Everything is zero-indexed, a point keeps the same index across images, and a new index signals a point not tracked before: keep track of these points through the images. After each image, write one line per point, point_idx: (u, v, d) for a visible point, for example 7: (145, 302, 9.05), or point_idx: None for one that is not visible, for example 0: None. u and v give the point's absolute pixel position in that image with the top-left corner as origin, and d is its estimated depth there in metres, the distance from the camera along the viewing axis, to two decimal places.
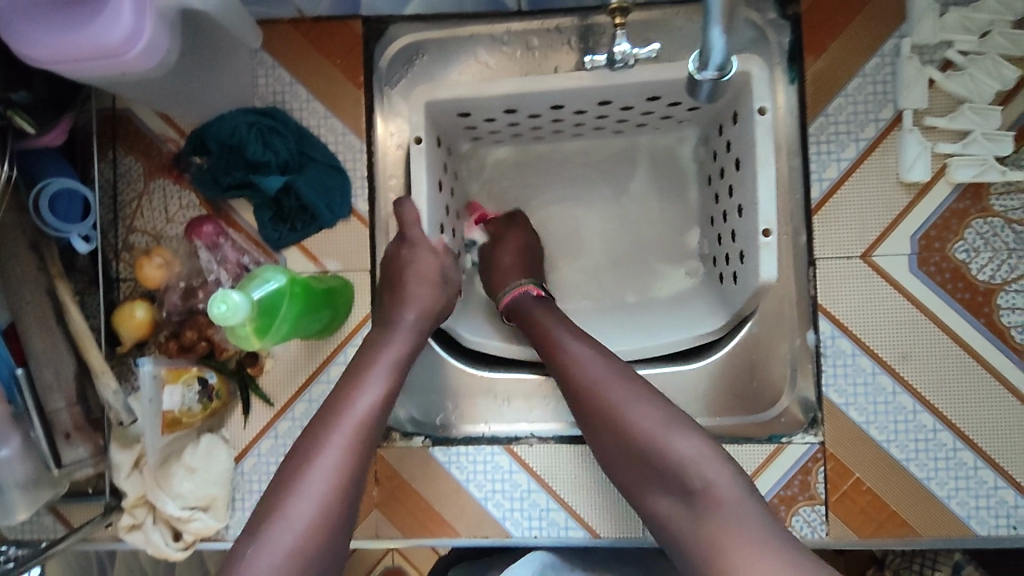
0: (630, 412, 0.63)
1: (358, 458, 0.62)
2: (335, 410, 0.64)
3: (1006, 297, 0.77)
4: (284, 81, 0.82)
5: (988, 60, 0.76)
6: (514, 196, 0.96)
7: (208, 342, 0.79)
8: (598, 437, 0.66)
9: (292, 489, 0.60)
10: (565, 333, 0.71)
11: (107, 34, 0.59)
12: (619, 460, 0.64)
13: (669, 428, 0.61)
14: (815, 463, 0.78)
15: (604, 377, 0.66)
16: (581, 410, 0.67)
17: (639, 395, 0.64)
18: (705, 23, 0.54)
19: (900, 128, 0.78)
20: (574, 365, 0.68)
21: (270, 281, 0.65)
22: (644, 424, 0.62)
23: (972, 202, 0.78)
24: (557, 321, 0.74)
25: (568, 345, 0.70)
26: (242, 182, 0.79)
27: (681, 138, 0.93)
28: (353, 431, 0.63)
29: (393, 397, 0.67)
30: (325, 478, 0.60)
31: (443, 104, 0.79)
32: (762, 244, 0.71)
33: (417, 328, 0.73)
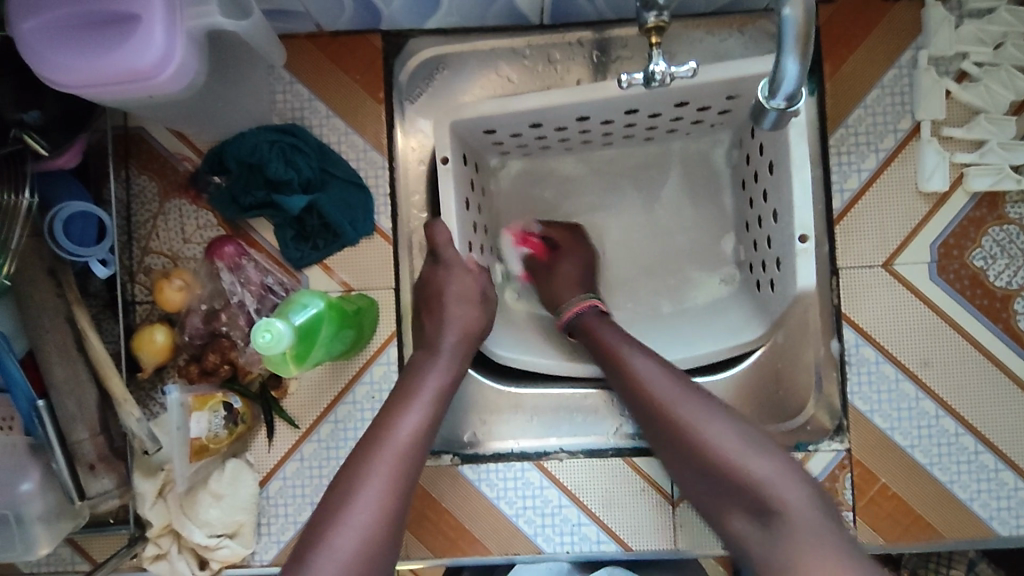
0: (698, 426, 0.63)
1: (398, 484, 0.61)
2: (375, 439, 0.63)
3: (1023, 302, 0.79)
4: (303, 97, 0.80)
5: (1003, 72, 0.77)
6: (532, 208, 0.95)
7: (232, 365, 0.76)
8: (668, 450, 0.66)
9: (332, 518, 0.59)
10: (633, 353, 0.73)
11: (140, 56, 0.58)
12: (690, 474, 0.64)
13: (745, 447, 0.61)
14: (842, 470, 0.79)
15: (675, 394, 0.66)
16: (651, 423, 0.68)
17: (707, 408, 0.64)
18: (778, 56, 0.50)
19: (919, 138, 0.79)
20: (645, 386, 0.69)
21: (308, 306, 0.63)
22: (711, 439, 0.62)
23: (988, 210, 0.79)
24: (626, 342, 0.75)
25: (640, 366, 0.71)
26: (263, 202, 0.78)
27: (715, 145, 0.93)
28: (394, 455, 0.62)
29: (429, 422, 0.66)
30: (364, 503, 0.59)
31: (467, 121, 0.78)
32: (799, 250, 0.74)
33: (451, 348, 0.72)
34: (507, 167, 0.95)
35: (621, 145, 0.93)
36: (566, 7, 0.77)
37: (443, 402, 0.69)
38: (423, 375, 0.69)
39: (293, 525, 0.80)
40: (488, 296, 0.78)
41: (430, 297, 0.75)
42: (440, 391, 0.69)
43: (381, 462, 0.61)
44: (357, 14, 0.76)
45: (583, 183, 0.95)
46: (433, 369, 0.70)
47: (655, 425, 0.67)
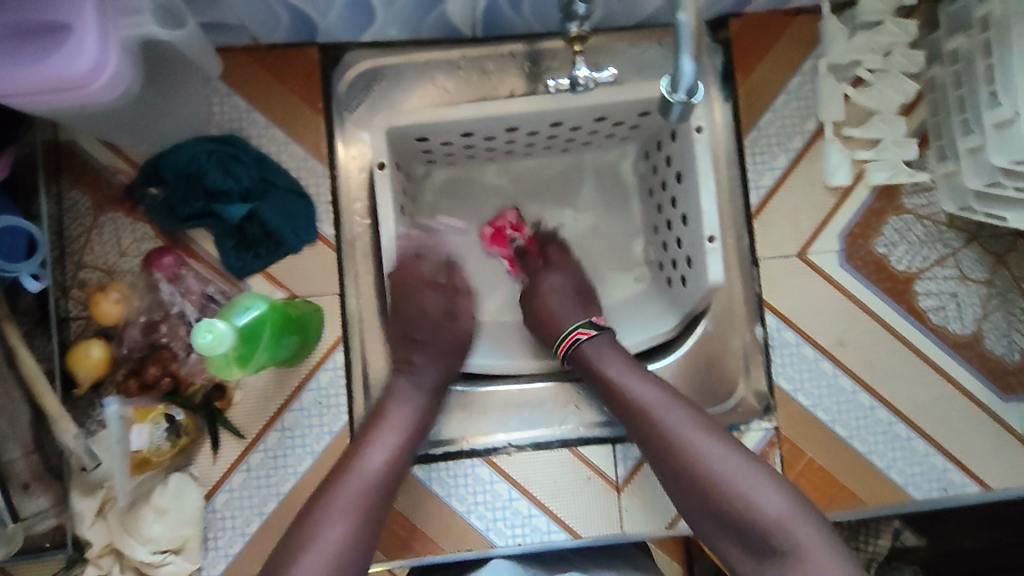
0: (706, 456, 0.66)
1: (372, 498, 0.67)
2: (344, 471, 0.69)
3: (922, 284, 0.87)
4: (240, 108, 0.81)
5: (892, 77, 0.85)
6: (472, 214, 0.98)
7: (173, 376, 0.76)
8: (669, 474, 0.69)
9: (309, 522, 0.64)
10: (634, 379, 0.76)
11: (70, 66, 0.58)
12: (686, 497, 0.67)
13: (750, 482, 0.63)
14: (772, 447, 0.85)
15: (676, 419, 0.70)
16: (652, 450, 0.71)
17: (712, 439, 0.68)
18: (676, 54, 0.55)
19: (823, 139, 0.87)
20: (646, 410, 0.73)
21: (250, 308, 0.63)
22: (725, 471, 0.65)
23: (887, 202, 0.87)
24: (623, 364, 0.78)
25: (637, 390, 0.75)
26: (202, 212, 0.78)
27: (623, 156, 0.98)
28: (371, 469, 0.69)
29: (394, 456, 0.71)
30: (340, 510, 0.65)
31: (404, 128, 0.81)
32: (708, 249, 0.79)
33: (424, 375, 0.79)
34: (433, 175, 0.97)
35: (540, 156, 0.97)
36: (496, 20, 0.81)
37: (413, 434, 0.75)
38: (396, 394, 0.77)
39: (241, 538, 0.79)
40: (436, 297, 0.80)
41: (401, 307, 0.81)
42: (422, 410, 0.77)
43: (359, 477, 0.68)
44: (293, 28, 0.78)
45: (506, 192, 0.98)
46: (415, 386, 0.78)
47: (655, 451, 0.70)
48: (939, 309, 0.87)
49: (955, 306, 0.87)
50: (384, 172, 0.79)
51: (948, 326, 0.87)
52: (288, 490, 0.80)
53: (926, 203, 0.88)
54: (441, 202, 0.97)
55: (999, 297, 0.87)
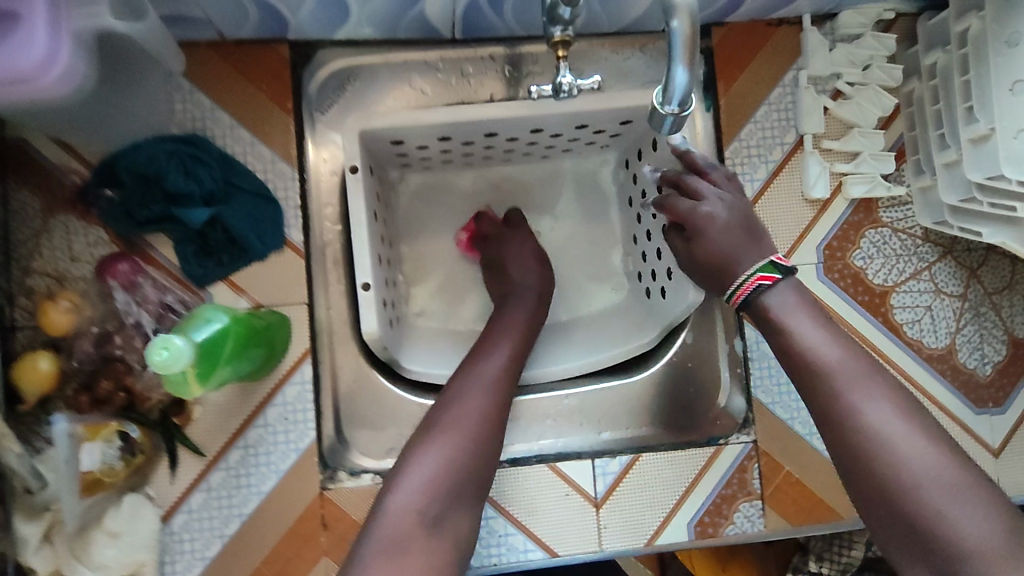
0: (867, 418, 0.56)
1: (486, 421, 0.68)
2: (449, 408, 0.67)
3: (898, 297, 0.87)
4: (204, 106, 0.77)
5: (871, 90, 0.85)
6: (444, 219, 0.95)
7: (128, 391, 0.72)
8: (828, 440, 0.59)
9: (416, 448, 0.65)
10: (798, 325, 0.63)
11: (17, 58, 0.53)
12: (872, 497, 0.56)
13: (954, 498, 0.52)
14: (750, 461, 0.84)
15: (863, 393, 0.57)
16: (812, 403, 0.61)
17: (876, 397, 0.57)
18: (668, 63, 0.52)
19: (803, 151, 0.86)
20: (818, 363, 0.60)
21: (211, 322, 0.59)
22: (879, 433, 0.56)
23: (865, 215, 0.87)
24: (807, 309, 0.64)
25: (814, 346, 0.61)
26: (161, 216, 0.73)
27: (602, 163, 0.96)
28: (496, 384, 0.72)
29: (501, 386, 0.72)
30: (458, 428, 0.66)
31: (378, 132, 0.78)
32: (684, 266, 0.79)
33: (518, 311, 0.83)
34: (408, 180, 0.94)
35: (519, 162, 0.95)
36: (476, 22, 0.78)
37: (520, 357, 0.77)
38: (516, 311, 0.83)
39: (201, 561, 0.75)
40: None
41: (500, 258, 0.89)
42: (518, 337, 0.80)
43: (479, 398, 0.69)
44: (262, 23, 0.74)
45: (482, 198, 0.96)
46: (519, 307, 0.84)
47: (820, 410, 0.60)
48: (914, 323, 0.87)
49: (929, 319, 0.87)
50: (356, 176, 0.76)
51: (922, 339, 0.87)
52: (252, 510, 0.76)
53: (903, 216, 0.88)
54: (416, 209, 0.94)
55: (972, 311, 0.88)
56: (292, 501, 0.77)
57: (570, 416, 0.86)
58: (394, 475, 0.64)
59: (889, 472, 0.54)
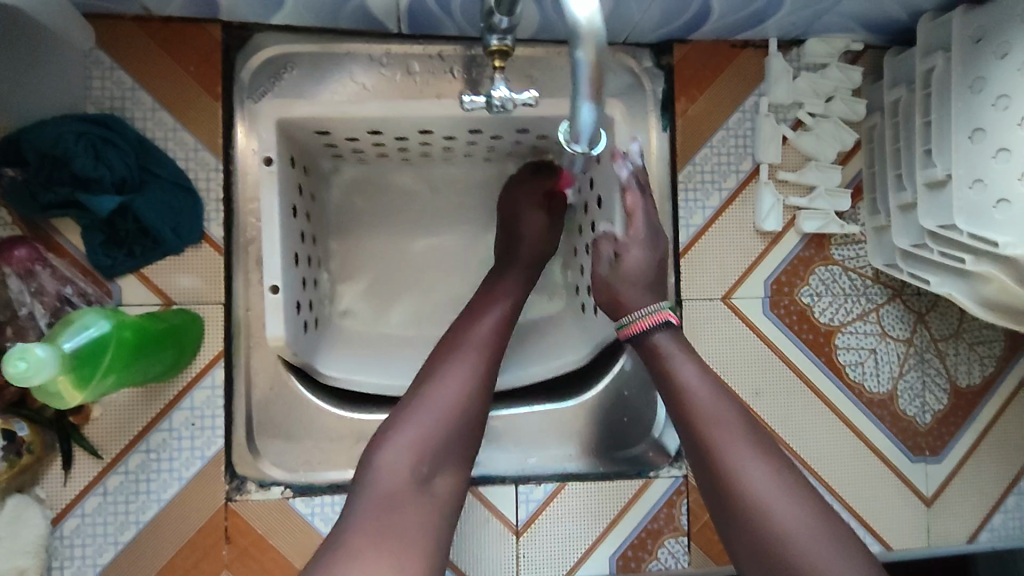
0: (740, 470, 0.60)
1: (476, 391, 0.66)
2: (444, 366, 0.67)
3: (843, 338, 0.85)
4: (124, 85, 0.72)
5: (831, 124, 0.83)
6: (378, 217, 0.92)
7: (19, 386, 0.67)
8: (709, 491, 0.62)
9: (410, 403, 0.64)
10: (682, 365, 0.66)
11: None
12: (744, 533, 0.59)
13: (813, 533, 0.57)
14: (679, 496, 0.81)
15: (732, 435, 0.61)
16: (693, 454, 0.63)
17: (749, 451, 0.61)
18: (574, 96, 0.48)
19: (757, 180, 0.83)
20: (696, 404, 0.64)
21: (89, 328, 0.54)
22: (750, 484, 0.59)
23: (816, 251, 0.85)
24: (688, 353, 0.68)
25: (693, 385, 0.64)
26: (65, 201, 0.68)
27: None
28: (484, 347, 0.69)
29: (495, 347, 0.71)
30: (449, 390, 0.65)
31: (301, 120, 0.76)
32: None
33: (512, 281, 0.80)
34: (342, 172, 0.90)
35: (461, 164, 0.91)
36: (423, 18, 0.74)
37: (512, 324, 0.75)
38: (507, 285, 0.79)
39: (92, 569, 0.71)
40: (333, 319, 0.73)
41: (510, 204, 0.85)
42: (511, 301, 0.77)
43: (470, 362, 0.67)
44: (189, 2, 0.69)
45: (420, 199, 0.93)
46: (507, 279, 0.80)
47: (699, 462, 0.63)
48: (857, 365, 0.85)
49: (873, 362, 0.86)
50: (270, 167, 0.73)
51: (864, 382, 0.85)
52: (150, 518, 0.72)
53: (855, 255, 0.86)
54: (349, 202, 0.91)
55: (917, 356, 0.87)
56: (193, 512, 0.72)
57: (499, 436, 0.82)
58: (381, 435, 0.62)
59: (763, 520, 0.58)
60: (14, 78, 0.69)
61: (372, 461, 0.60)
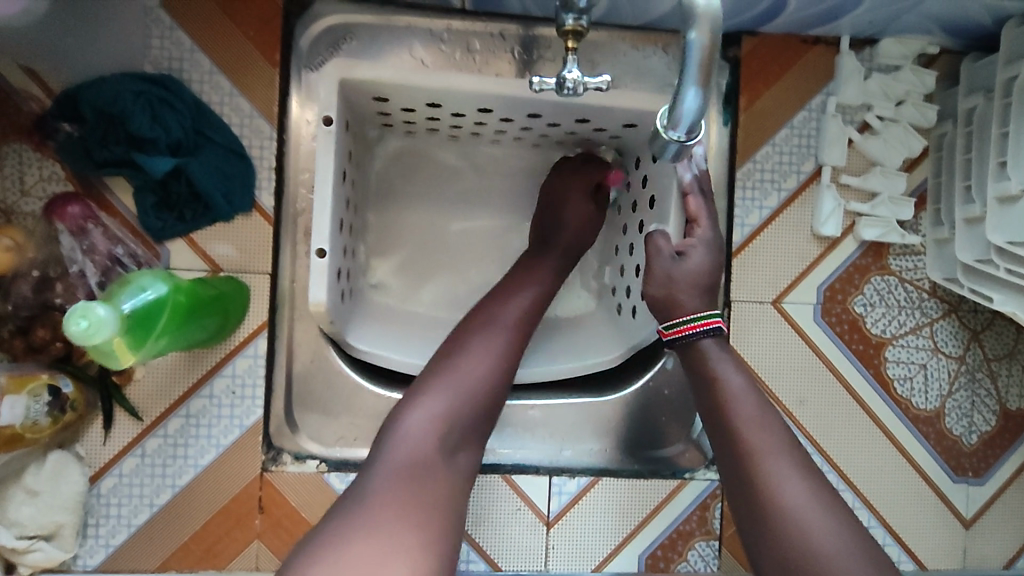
0: (782, 486, 0.58)
1: (506, 357, 0.67)
2: (461, 343, 0.67)
3: (893, 351, 0.83)
4: (183, 46, 0.71)
5: (900, 128, 0.80)
6: (423, 196, 0.90)
7: (66, 342, 0.67)
8: (741, 504, 0.60)
9: (439, 372, 0.64)
10: (727, 373, 0.64)
11: None
12: (768, 552, 0.57)
13: (847, 561, 0.54)
14: (713, 499, 0.80)
15: (769, 450, 0.60)
16: (730, 465, 0.61)
17: (790, 467, 0.59)
18: (680, 82, 0.47)
19: (819, 183, 0.81)
20: (734, 417, 0.62)
21: (144, 290, 0.54)
22: (792, 500, 0.57)
23: (873, 260, 0.82)
24: (733, 364, 0.66)
25: (735, 396, 0.63)
26: (120, 159, 0.67)
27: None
28: (516, 334, 0.70)
29: (523, 319, 0.72)
30: (471, 363, 0.65)
31: (362, 83, 0.74)
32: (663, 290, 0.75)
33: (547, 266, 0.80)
34: (386, 143, 0.89)
35: (508, 145, 0.89)
36: None
37: (541, 305, 0.76)
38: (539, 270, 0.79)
39: (126, 528, 0.71)
40: None
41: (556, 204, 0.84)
42: (540, 291, 0.77)
43: (498, 339, 0.68)
44: None
45: (463, 177, 0.91)
46: (541, 264, 0.80)
47: (736, 472, 0.61)
48: (906, 379, 0.83)
49: (922, 378, 0.83)
50: (329, 129, 0.71)
51: (912, 399, 0.83)
52: (186, 482, 0.72)
53: (913, 267, 0.83)
54: (392, 173, 0.89)
55: (968, 374, 0.84)
56: (229, 479, 0.73)
57: (534, 427, 0.81)
58: (414, 394, 0.63)
59: (801, 537, 0.56)
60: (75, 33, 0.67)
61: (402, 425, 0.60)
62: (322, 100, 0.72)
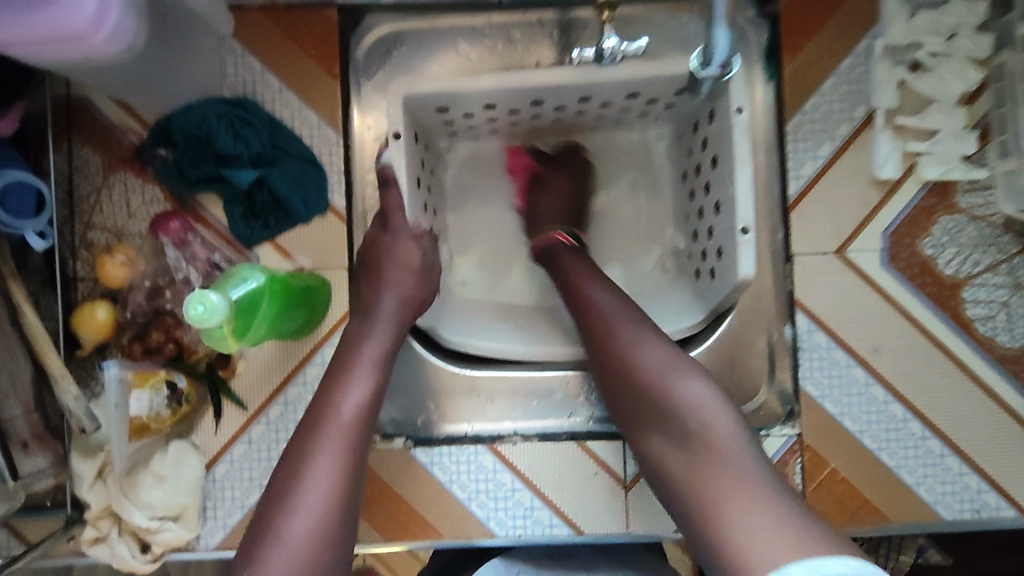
0: (635, 349, 0.67)
1: (355, 465, 0.60)
2: (316, 420, 0.61)
3: (970, 291, 0.80)
4: (255, 70, 0.78)
5: (955, 62, 0.79)
6: (488, 187, 0.95)
7: (177, 343, 0.75)
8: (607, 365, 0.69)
9: (277, 521, 0.55)
10: (590, 281, 0.75)
11: (88, 38, 0.57)
12: (627, 399, 0.67)
13: (690, 380, 0.63)
14: (792, 455, 0.80)
15: (614, 319, 0.71)
16: (591, 340, 0.72)
17: (638, 329, 0.69)
18: (710, 25, 0.57)
19: (873, 127, 0.80)
20: (590, 304, 0.73)
21: (247, 280, 0.62)
22: (650, 361, 0.66)
23: (939, 199, 0.80)
24: (589, 270, 0.77)
25: (584, 284, 0.75)
26: (210, 176, 0.76)
27: (657, 136, 0.94)
28: (350, 432, 0.61)
29: (373, 391, 0.65)
30: (309, 504, 0.56)
31: (422, 97, 0.76)
32: (740, 240, 0.73)
33: (391, 310, 0.71)
34: (456, 149, 0.94)
35: (567, 133, 0.93)
36: None
37: (385, 366, 0.67)
38: (370, 346, 0.68)
39: (240, 509, 0.78)
40: (432, 267, 0.77)
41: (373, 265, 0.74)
42: (381, 359, 0.67)
43: (348, 443, 0.60)
44: None
45: None
46: (369, 339, 0.68)
47: (597, 351, 0.71)
48: (987, 320, 0.80)
49: (1005, 317, 0.80)
50: (398, 142, 0.74)
51: (995, 338, 0.80)
52: None
53: (984, 202, 0.80)
54: (458, 169, 0.94)
55: None
56: None
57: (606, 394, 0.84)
58: (270, 539, 0.55)
59: (658, 386, 0.64)
60: (163, 81, 0.73)
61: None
62: (389, 114, 0.74)
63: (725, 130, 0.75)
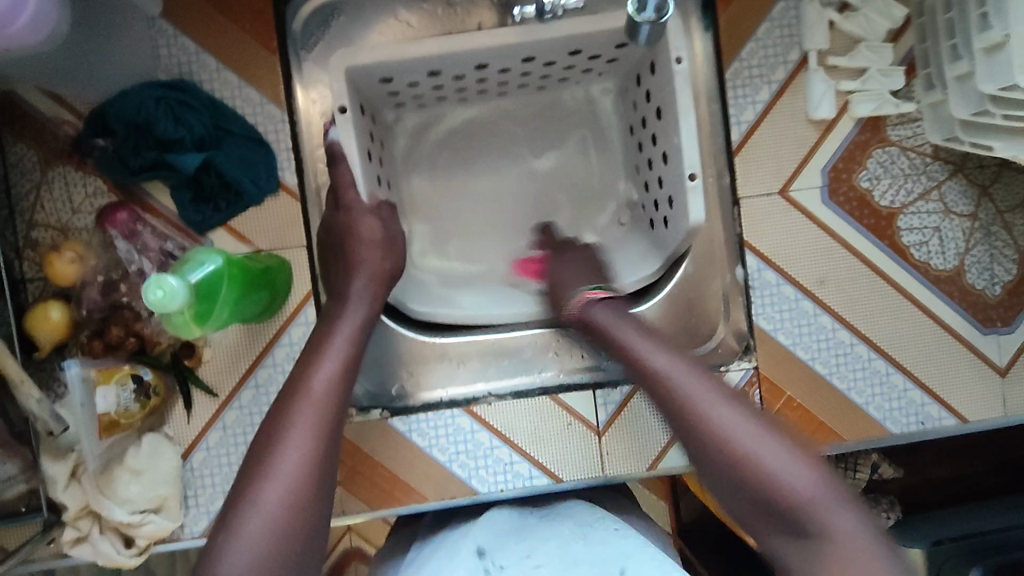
0: (719, 420, 0.60)
1: (332, 433, 0.60)
2: (290, 394, 0.61)
3: (905, 219, 0.85)
4: (189, 50, 0.76)
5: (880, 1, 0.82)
6: (441, 155, 0.95)
7: (138, 337, 0.74)
8: (691, 448, 0.61)
9: (249, 485, 0.56)
10: (649, 347, 0.69)
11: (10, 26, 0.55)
12: (717, 481, 0.59)
13: (782, 454, 0.57)
14: (751, 387, 0.85)
15: (697, 390, 0.63)
16: (668, 409, 0.64)
17: (724, 404, 0.61)
18: None
19: (807, 69, 0.83)
20: (659, 375, 0.66)
21: (204, 263, 0.62)
22: (742, 441, 0.58)
23: (872, 134, 0.84)
24: (641, 335, 0.71)
25: (642, 349, 0.69)
26: (154, 163, 0.74)
27: (603, 91, 0.95)
28: (328, 402, 0.61)
29: (344, 365, 0.65)
30: (280, 471, 0.56)
31: (365, 67, 0.76)
32: (690, 186, 0.76)
33: (360, 288, 0.73)
34: (405, 120, 0.93)
35: (515, 95, 0.93)
36: None
37: (358, 341, 0.68)
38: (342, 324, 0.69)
39: (222, 494, 0.79)
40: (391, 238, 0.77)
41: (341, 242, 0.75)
42: (354, 333, 0.68)
43: (322, 411, 0.60)
44: None
45: (474, 131, 0.95)
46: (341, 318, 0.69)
47: (678, 426, 0.63)
48: (921, 245, 0.85)
49: (937, 241, 0.85)
50: (345, 116, 0.74)
51: (930, 262, 0.85)
52: None
53: (912, 134, 0.85)
54: (408, 138, 0.94)
55: (983, 230, 0.85)
56: None
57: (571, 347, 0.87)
58: (239, 504, 0.55)
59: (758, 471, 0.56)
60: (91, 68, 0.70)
61: (231, 546, 0.52)
62: (334, 87, 0.74)
63: (667, 80, 0.77)
